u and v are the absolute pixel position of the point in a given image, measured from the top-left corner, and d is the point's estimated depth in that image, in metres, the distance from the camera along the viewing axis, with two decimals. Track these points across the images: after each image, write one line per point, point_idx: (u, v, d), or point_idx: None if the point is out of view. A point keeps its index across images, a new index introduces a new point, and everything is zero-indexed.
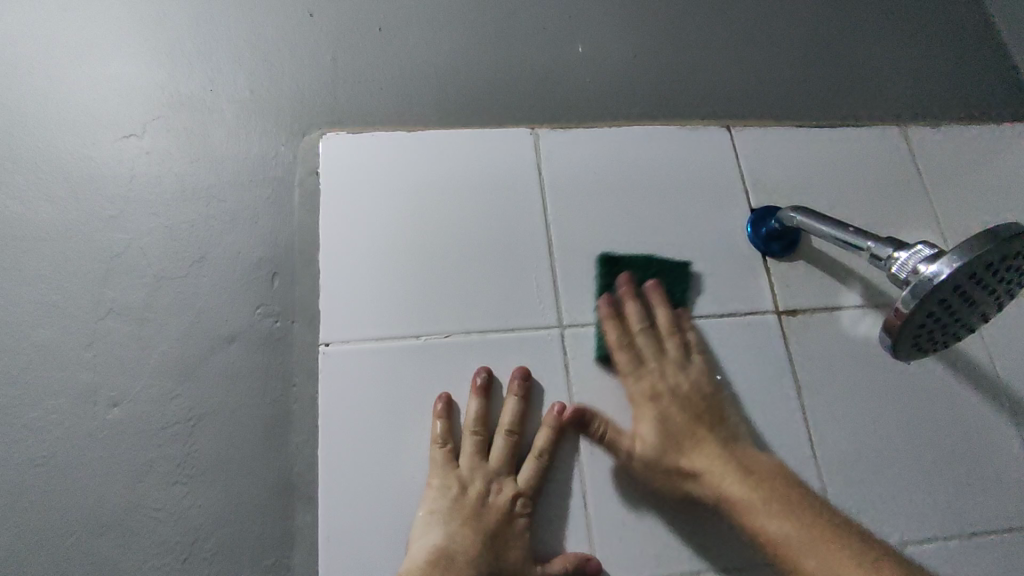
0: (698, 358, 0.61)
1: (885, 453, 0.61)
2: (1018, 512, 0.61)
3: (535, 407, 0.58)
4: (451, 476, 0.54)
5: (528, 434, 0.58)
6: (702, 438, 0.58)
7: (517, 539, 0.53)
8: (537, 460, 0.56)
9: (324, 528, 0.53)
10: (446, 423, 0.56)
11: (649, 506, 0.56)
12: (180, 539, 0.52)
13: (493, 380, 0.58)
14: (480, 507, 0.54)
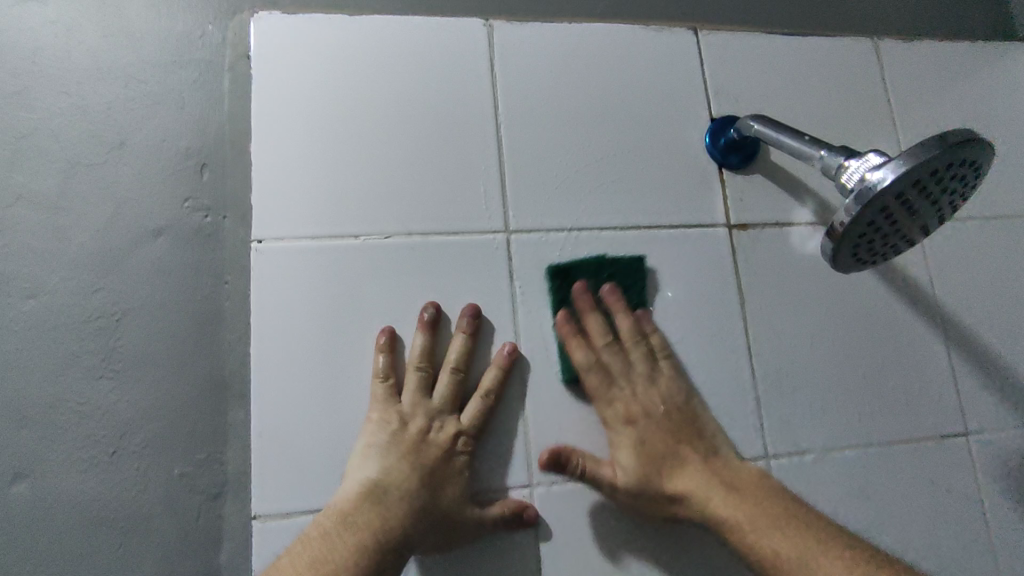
0: (665, 363, 0.58)
1: (819, 366, 0.63)
2: (935, 423, 0.64)
3: (483, 345, 0.57)
4: (392, 411, 0.53)
5: (475, 372, 0.56)
6: (686, 458, 0.55)
7: (455, 477, 0.52)
8: (482, 399, 0.54)
9: (254, 424, 0.52)
10: (389, 358, 0.54)
11: (586, 411, 0.57)
12: (107, 432, 0.51)
13: (442, 316, 0.56)
14: (420, 442, 0.52)
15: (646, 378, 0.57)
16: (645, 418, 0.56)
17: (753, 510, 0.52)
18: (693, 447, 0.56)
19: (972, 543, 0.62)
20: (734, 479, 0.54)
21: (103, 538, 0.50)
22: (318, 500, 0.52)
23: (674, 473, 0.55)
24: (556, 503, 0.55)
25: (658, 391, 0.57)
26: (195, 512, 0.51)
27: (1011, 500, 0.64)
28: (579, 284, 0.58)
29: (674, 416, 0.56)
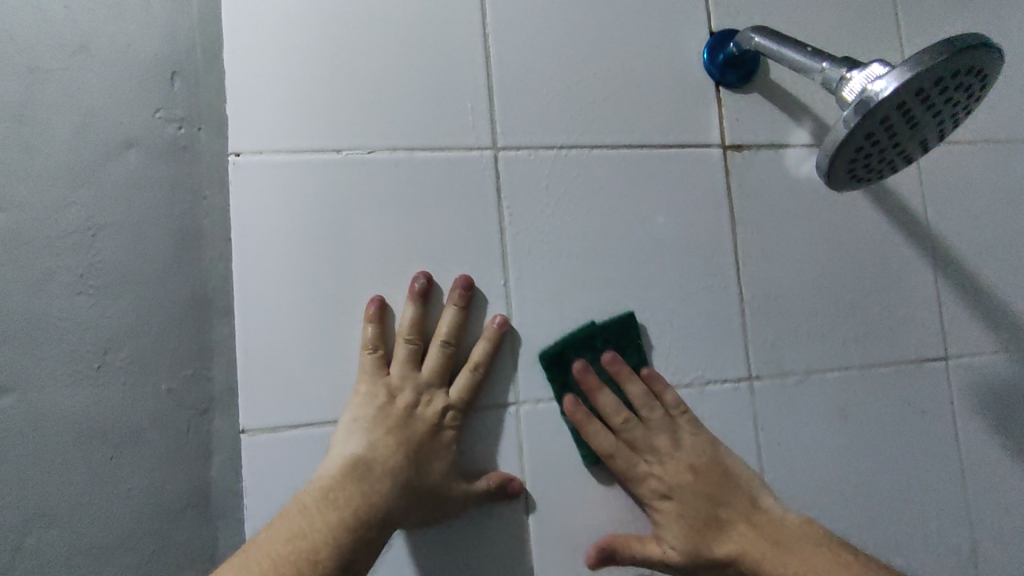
0: (672, 426, 0.56)
1: (806, 290, 0.63)
2: (917, 347, 0.65)
3: (476, 318, 0.56)
4: (379, 383, 0.52)
5: (466, 344, 0.56)
6: (724, 518, 0.56)
7: (441, 452, 0.52)
8: (471, 373, 0.54)
9: (239, 341, 0.51)
10: (378, 328, 0.53)
11: (573, 331, 0.57)
12: (91, 348, 0.51)
13: (435, 287, 0.55)
14: (407, 416, 0.52)
15: (670, 447, 0.56)
16: (678, 491, 0.55)
17: (809, 557, 0.54)
18: (733, 507, 0.56)
19: (942, 460, 0.64)
20: (781, 533, 0.55)
21: (95, 450, 0.50)
22: (307, 414, 0.52)
23: (719, 537, 0.55)
24: (541, 418, 0.55)
25: (684, 457, 0.56)
26: (185, 426, 0.52)
27: (983, 420, 0.66)
28: (607, 356, 0.56)
29: (705, 471, 0.56)
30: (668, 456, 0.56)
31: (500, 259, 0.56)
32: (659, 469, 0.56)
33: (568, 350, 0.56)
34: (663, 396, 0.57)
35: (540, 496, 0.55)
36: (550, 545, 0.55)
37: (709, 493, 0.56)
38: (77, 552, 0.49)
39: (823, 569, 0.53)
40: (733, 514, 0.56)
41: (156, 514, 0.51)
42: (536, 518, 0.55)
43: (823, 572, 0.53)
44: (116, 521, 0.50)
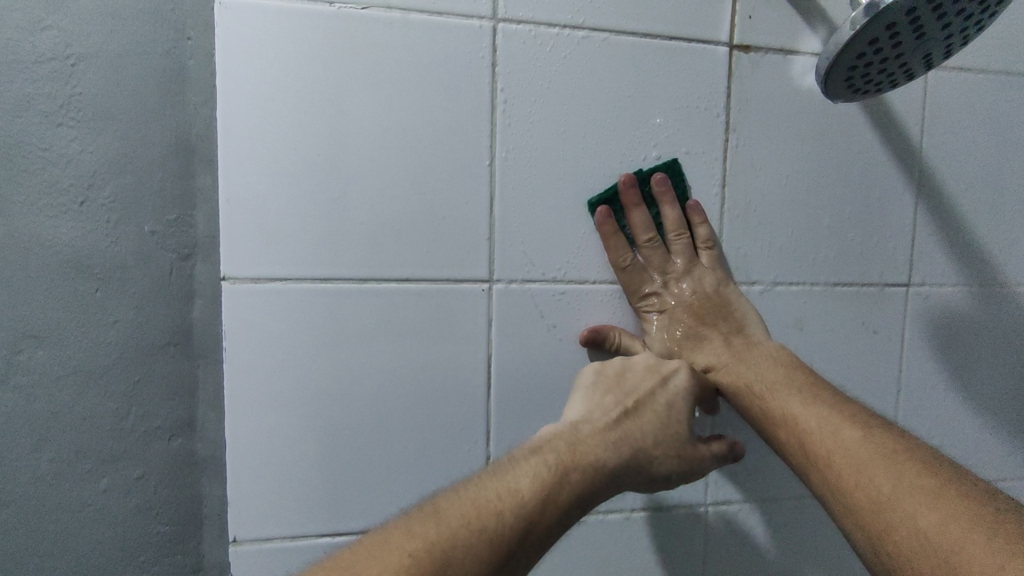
0: (704, 254, 0.62)
1: (787, 204, 0.64)
2: (881, 272, 0.67)
3: (460, 222, 0.57)
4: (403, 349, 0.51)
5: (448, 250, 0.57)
6: (707, 335, 0.62)
7: None
8: None
9: (222, 189, 0.52)
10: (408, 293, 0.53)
11: (552, 217, 0.58)
12: (73, 182, 0.51)
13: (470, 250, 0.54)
14: None
15: (682, 272, 0.61)
16: (675, 305, 0.62)
17: (766, 372, 0.59)
18: (717, 328, 0.62)
19: (881, 378, 0.69)
20: (754, 359, 0.60)
21: (79, 282, 0.52)
22: (287, 269, 0.54)
23: (698, 349, 0.63)
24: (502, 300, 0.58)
25: (687, 283, 0.61)
26: (168, 269, 0.53)
27: (930, 346, 0.70)
28: (658, 176, 0.59)
29: (700, 302, 0.61)
30: (673, 280, 0.62)
31: (488, 138, 0.56)
32: (660, 287, 0.62)
33: (644, 179, 0.60)
34: (696, 228, 0.61)
35: (503, 369, 0.58)
36: (507, 414, 0.59)
37: (702, 315, 0.62)
38: (65, 374, 0.53)
39: (840, 440, 0.52)
40: (716, 341, 0.62)
41: (140, 347, 0.54)
42: (497, 388, 0.59)
43: (860, 454, 0.50)
44: (102, 350, 0.53)
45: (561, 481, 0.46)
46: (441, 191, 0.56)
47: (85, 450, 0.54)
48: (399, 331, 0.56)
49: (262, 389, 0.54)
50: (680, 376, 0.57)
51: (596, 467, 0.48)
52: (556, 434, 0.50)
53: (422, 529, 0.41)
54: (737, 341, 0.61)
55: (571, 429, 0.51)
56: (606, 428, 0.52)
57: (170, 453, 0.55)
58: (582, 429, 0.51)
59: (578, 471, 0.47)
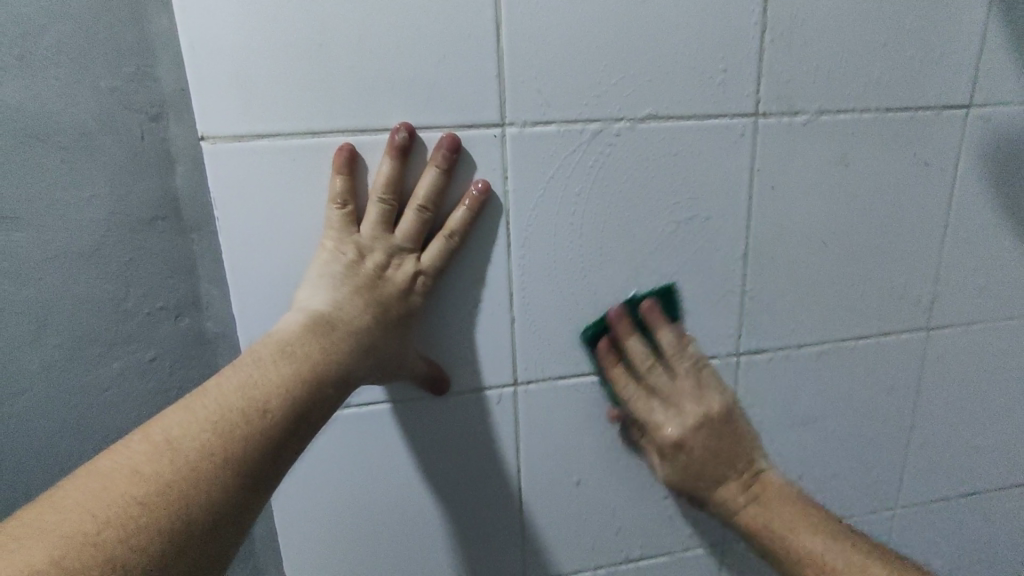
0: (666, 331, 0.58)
1: (838, 16, 0.55)
2: (939, 93, 0.59)
3: (463, 58, 0.49)
4: (347, 240, 0.48)
5: (454, 91, 0.49)
6: (675, 404, 0.58)
7: (392, 298, 0.49)
8: (445, 242, 0.51)
9: (182, 30, 0.44)
10: (348, 180, 0.48)
11: (567, 45, 0.50)
12: (7, 33, 0.44)
13: (415, 142, 0.50)
14: (377, 279, 0.49)
15: (666, 368, 0.58)
16: (666, 383, 0.58)
17: (736, 450, 0.58)
18: (681, 397, 0.58)
19: (929, 216, 0.63)
20: (722, 447, 0.58)
21: (42, 153, 0.46)
22: (271, 124, 0.47)
23: (665, 402, 0.58)
24: (404, 124, 0.49)
25: (684, 396, 0.58)
26: (138, 131, 0.47)
27: (985, 178, 0.63)
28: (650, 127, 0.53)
29: (712, 423, 0.57)
30: (668, 387, 0.58)
31: None
32: (666, 415, 0.58)
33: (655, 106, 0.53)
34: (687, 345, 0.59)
35: (523, 224, 0.54)
36: (529, 273, 0.55)
37: (696, 424, 0.57)
38: (50, 257, 0.49)
39: (812, 534, 0.54)
40: (686, 403, 0.57)
41: (125, 223, 0.49)
42: (518, 245, 0.54)
43: (834, 549, 0.52)
44: (84, 229, 0.49)
45: (381, 314, 0.48)
46: (437, 20, 0.48)
47: (90, 336, 0.51)
48: (403, 191, 0.50)
49: (266, 260, 0.50)
50: (459, 213, 0.51)
51: (379, 330, 0.48)
52: (354, 289, 0.48)
53: (298, 349, 0.44)
54: (699, 408, 0.57)
55: (370, 281, 0.48)
56: (405, 286, 0.50)
57: (180, 333, 0.52)
58: (390, 287, 0.49)
59: (359, 335, 0.46)
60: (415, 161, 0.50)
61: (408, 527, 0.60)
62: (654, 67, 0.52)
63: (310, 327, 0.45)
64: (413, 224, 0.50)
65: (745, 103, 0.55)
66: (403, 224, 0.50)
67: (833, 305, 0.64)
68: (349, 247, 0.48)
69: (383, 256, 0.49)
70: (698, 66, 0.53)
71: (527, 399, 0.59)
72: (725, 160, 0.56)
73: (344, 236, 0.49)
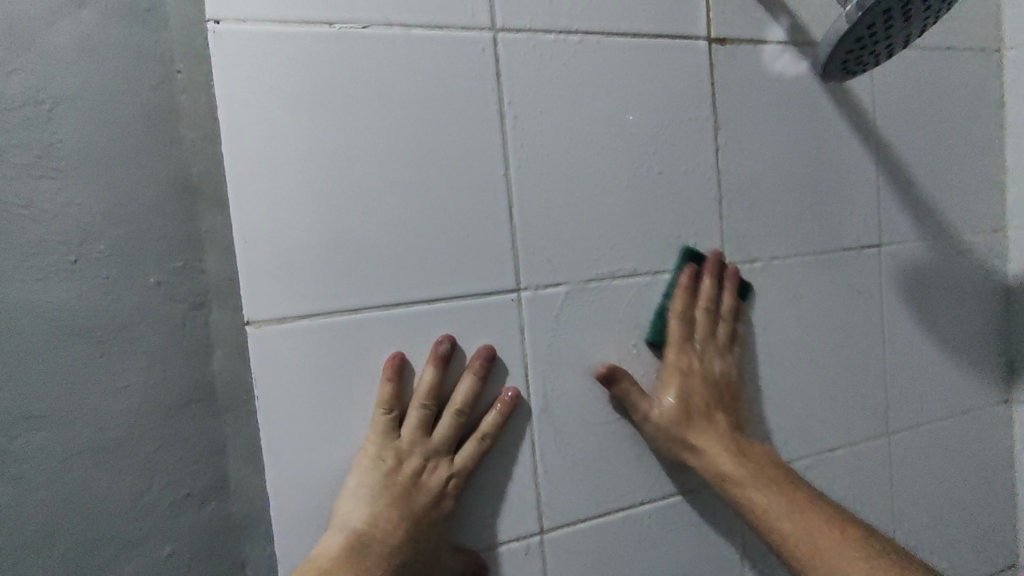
0: (672, 391, 0.61)
1: (773, 184, 0.68)
2: (858, 236, 0.73)
3: (485, 235, 0.56)
4: (388, 447, 0.51)
5: (479, 263, 0.55)
6: (712, 424, 0.61)
7: (425, 505, 0.52)
8: (478, 444, 0.54)
9: (237, 228, 0.48)
10: (394, 388, 0.52)
11: (570, 220, 0.59)
12: (62, 240, 0.46)
13: (455, 349, 0.55)
14: (412, 485, 0.51)
15: (670, 396, 0.61)
16: (663, 421, 0.60)
17: (747, 478, 0.58)
18: (708, 432, 0.61)
19: (869, 335, 0.74)
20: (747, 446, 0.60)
21: (79, 349, 0.47)
22: (313, 306, 0.50)
23: (693, 441, 0.60)
24: (447, 335, 0.54)
25: (657, 410, 0.60)
26: (180, 320, 0.49)
27: (903, 301, 0.76)
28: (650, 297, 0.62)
29: (679, 417, 0.60)
30: (662, 405, 0.60)
31: (499, 147, 0.56)
32: (652, 411, 0.60)
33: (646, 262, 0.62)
34: (666, 387, 0.61)
35: (540, 376, 0.58)
36: (550, 420, 0.59)
37: (686, 433, 0.60)
38: (73, 452, 0.47)
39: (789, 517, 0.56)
40: (703, 428, 0.61)
41: (158, 411, 0.49)
42: (538, 396, 0.58)
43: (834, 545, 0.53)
44: (114, 422, 0.48)
45: (414, 524, 0.51)
46: (462, 207, 0.55)
47: (106, 534, 0.48)
48: (441, 393, 0.55)
49: (302, 435, 0.50)
50: (491, 416, 0.55)
51: (411, 546, 0.51)
52: (389, 503, 0.51)
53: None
54: (737, 440, 0.61)
55: (405, 492, 0.51)
56: (438, 494, 0.52)
57: (204, 520, 0.51)
58: (424, 495, 0.52)
59: (391, 554, 0.50)
60: (454, 364, 0.55)
61: None
62: (640, 231, 0.62)
63: (345, 556, 0.48)
64: (448, 428, 0.53)
65: (713, 255, 0.65)
66: (441, 429, 0.53)
67: (809, 421, 0.71)
68: (389, 454, 0.51)
69: (419, 461, 0.52)
70: (674, 227, 0.63)
71: (555, 548, 0.59)
72: None
73: (385, 441, 0.51)
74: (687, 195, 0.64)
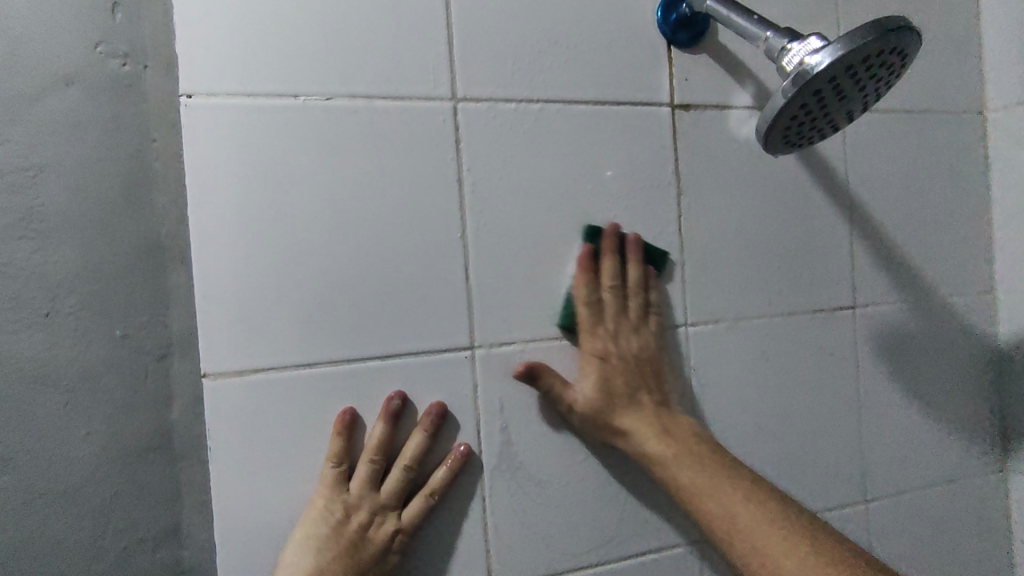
0: (653, 320, 0.64)
1: (739, 244, 0.68)
2: (830, 297, 0.72)
3: (441, 293, 0.58)
4: (336, 501, 0.53)
5: (434, 320, 0.57)
6: (642, 402, 0.61)
7: (370, 560, 0.53)
8: (426, 498, 0.56)
9: (198, 287, 0.51)
10: (345, 442, 0.54)
11: (527, 279, 0.60)
12: (38, 293, 0.50)
13: (408, 404, 0.57)
14: (358, 539, 0.53)
15: (632, 329, 0.62)
16: (615, 359, 0.61)
17: (690, 447, 0.60)
18: (651, 390, 0.62)
19: (843, 397, 0.73)
20: (679, 432, 0.61)
21: (46, 397, 0.50)
22: (268, 359, 0.53)
23: (625, 411, 0.61)
24: (398, 390, 0.56)
25: (640, 340, 0.62)
26: (142, 371, 0.52)
27: (881, 362, 0.75)
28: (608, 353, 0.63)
29: (645, 365, 0.62)
30: (618, 342, 0.61)
31: (456, 208, 0.58)
32: (610, 345, 0.61)
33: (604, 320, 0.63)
34: (651, 291, 0.64)
35: (493, 432, 0.59)
36: (500, 477, 0.59)
37: (638, 372, 0.62)
38: (34, 495, 0.50)
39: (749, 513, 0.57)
40: (646, 401, 0.62)
41: (116, 458, 0.51)
42: (489, 452, 0.59)
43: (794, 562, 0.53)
44: (73, 465, 0.50)
45: None
46: (417, 266, 0.57)
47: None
48: (392, 447, 0.56)
49: (252, 485, 0.52)
50: (440, 472, 0.56)
51: None
52: (334, 559, 0.52)
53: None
54: (661, 418, 0.61)
55: (351, 547, 0.52)
56: (384, 549, 0.54)
57: (154, 564, 0.52)
58: (369, 550, 0.53)
59: None
60: (405, 418, 0.57)
61: None
62: (598, 290, 0.63)
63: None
64: (397, 483, 0.55)
65: (674, 314, 0.66)
66: (389, 483, 0.55)
67: (779, 484, 0.70)
68: (337, 507, 0.53)
69: (367, 515, 0.53)
70: None
71: None
72: (664, 362, 0.65)
73: (334, 495, 0.53)
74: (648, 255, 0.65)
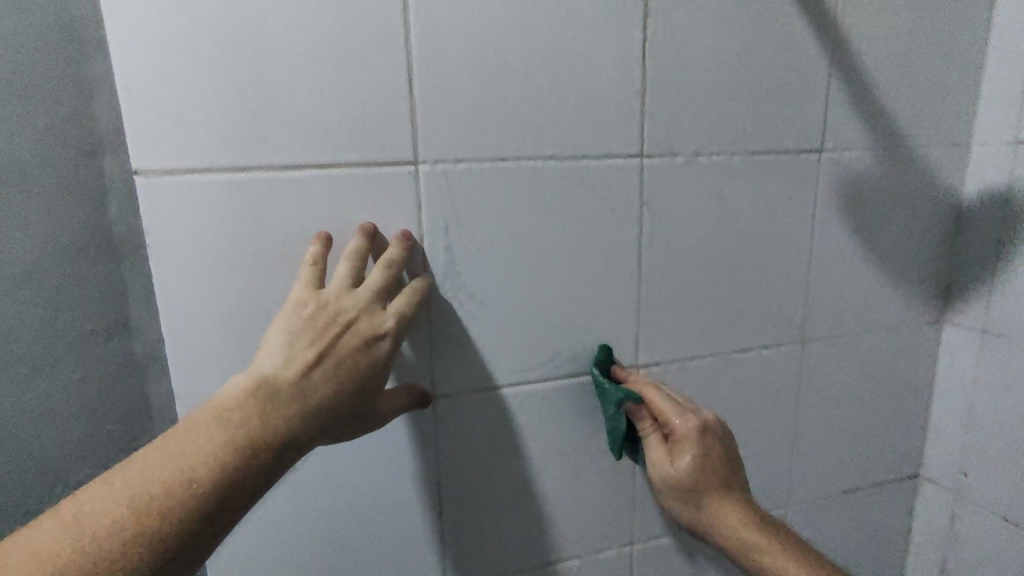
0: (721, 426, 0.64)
1: (707, 74, 0.65)
2: (797, 138, 0.70)
3: (382, 103, 0.55)
4: (310, 295, 0.50)
5: (374, 131, 0.55)
6: (733, 488, 0.62)
7: (347, 348, 0.49)
8: (405, 301, 0.54)
9: (117, 78, 0.48)
10: (322, 251, 0.53)
11: (474, 94, 0.57)
12: None
13: (381, 237, 0.57)
14: (335, 326, 0.49)
15: (705, 435, 0.62)
16: (705, 459, 0.62)
17: (772, 529, 0.61)
18: (735, 485, 0.62)
19: (796, 245, 0.73)
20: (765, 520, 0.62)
21: None
22: (203, 162, 0.52)
23: (722, 496, 0.62)
24: (370, 224, 0.57)
25: (713, 451, 0.62)
26: (72, 165, 0.51)
27: (840, 210, 0.74)
28: (555, 182, 0.62)
29: (723, 464, 0.62)
30: (703, 453, 0.62)
31: (396, 7, 0.54)
32: (673, 468, 0.63)
33: (555, 145, 0.61)
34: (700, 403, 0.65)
35: (435, 253, 0.60)
36: (444, 293, 0.61)
37: (729, 467, 0.62)
38: None
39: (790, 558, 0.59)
40: (734, 491, 0.62)
41: (56, 251, 0.52)
42: (433, 270, 0.60)
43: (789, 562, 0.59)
44: (13, 255, 0.52)
45: (336, 367, 0.48)
46: (355, 69, 0.54)
47: (16, 356, 0.54)
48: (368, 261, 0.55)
49: (194, 286, 0.54)
50: (417, 284, 0.56)
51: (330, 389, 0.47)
52: (308, 343, 0.48)
53: (236, 415, 0.44)
54: (743, 499, 0.63)
55: (326, 336, 0.48)
56: (362, 346, 0.50)
57: (108, 353, 0.56)
58: (346, 341, 0.49)
59: (310, 396, 0.46)
60: (354, 208, 0.56)
61: (333, 542, 0.62)
62: (551, 112, 0.60)
63: (255, 390, 0.45)
64: (377, 282, 0.52)
65: (630, 147, 0.64)
66: (369, 281, 0.52)
67: (719, 323, 0.72)
68: (313, 300, 0.50)
69: (346, 305, 0.50)
70: (588, 110, 0.61)
71: (442, 413, 0.63)
72: (615, 194, 0.64)
73: (309, 293, 0.51)
74: (605, 78, 0.61)
